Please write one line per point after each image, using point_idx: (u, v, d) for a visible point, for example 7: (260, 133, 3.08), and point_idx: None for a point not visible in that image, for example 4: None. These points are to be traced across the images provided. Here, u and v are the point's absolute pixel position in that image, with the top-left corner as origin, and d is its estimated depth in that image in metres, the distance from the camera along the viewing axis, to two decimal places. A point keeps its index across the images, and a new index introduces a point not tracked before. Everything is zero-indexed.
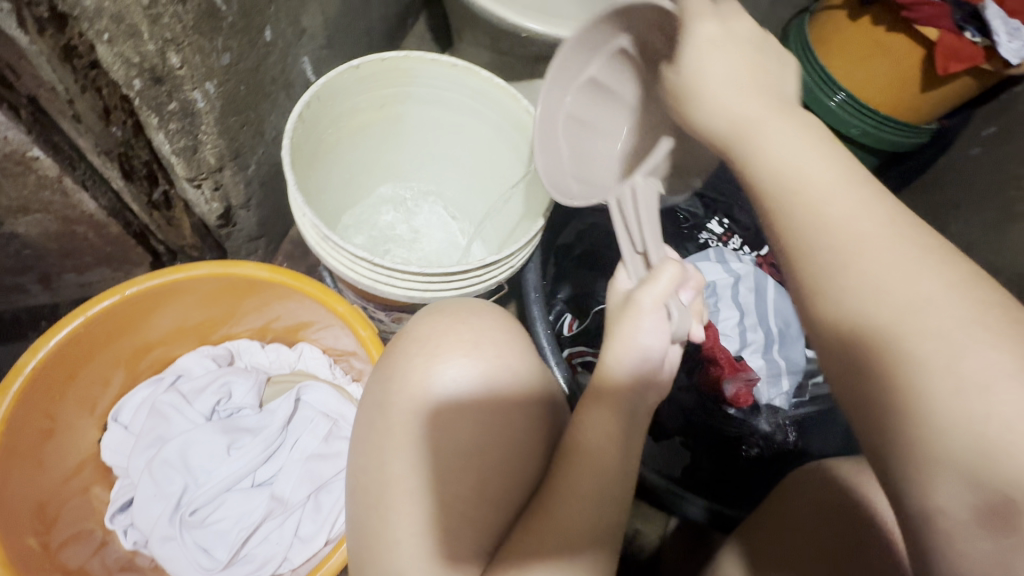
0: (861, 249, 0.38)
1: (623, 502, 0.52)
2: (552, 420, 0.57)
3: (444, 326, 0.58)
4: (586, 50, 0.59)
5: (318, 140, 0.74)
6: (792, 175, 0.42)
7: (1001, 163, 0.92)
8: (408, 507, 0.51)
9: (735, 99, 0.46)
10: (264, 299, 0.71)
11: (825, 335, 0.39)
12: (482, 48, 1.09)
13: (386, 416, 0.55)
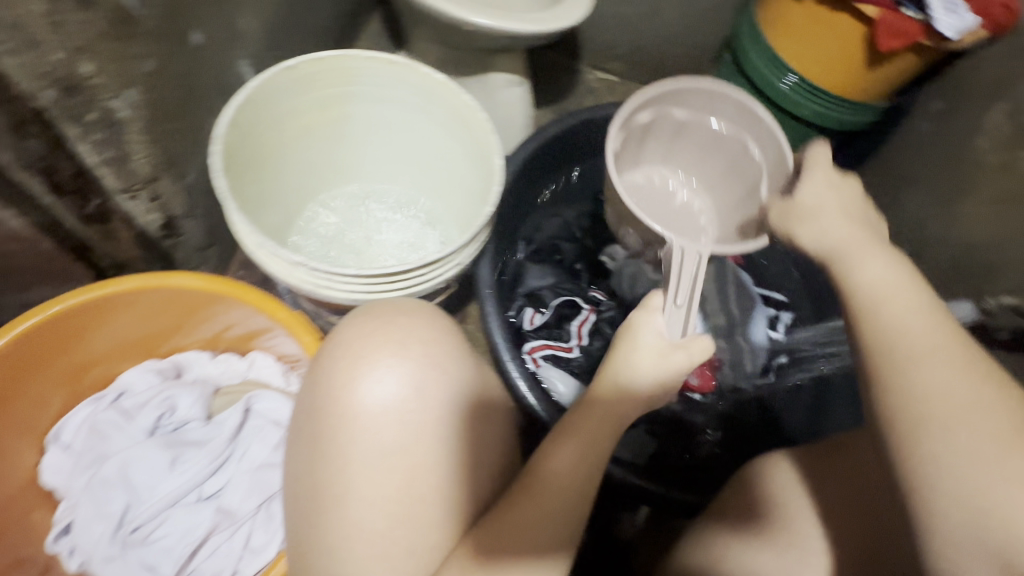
0: (931, 358, 0.43)
1: (570, 500, 0.53)
2: (484, 413, 0.59)
3: (369, 328, 0.58)
4: (690, 102, 0.84)
5: (255, 144, 0.72)
6: (880, 291, 0.49)
7: (952, 136, 0.90)
8: (340, 510, 0.52)
9: (839, 229, 0.56)
10: (206, 310, 0.70)
11: (878, 411, 0.44)
12: (435, 43, 1.07)
13: (316, 423, 0.56)
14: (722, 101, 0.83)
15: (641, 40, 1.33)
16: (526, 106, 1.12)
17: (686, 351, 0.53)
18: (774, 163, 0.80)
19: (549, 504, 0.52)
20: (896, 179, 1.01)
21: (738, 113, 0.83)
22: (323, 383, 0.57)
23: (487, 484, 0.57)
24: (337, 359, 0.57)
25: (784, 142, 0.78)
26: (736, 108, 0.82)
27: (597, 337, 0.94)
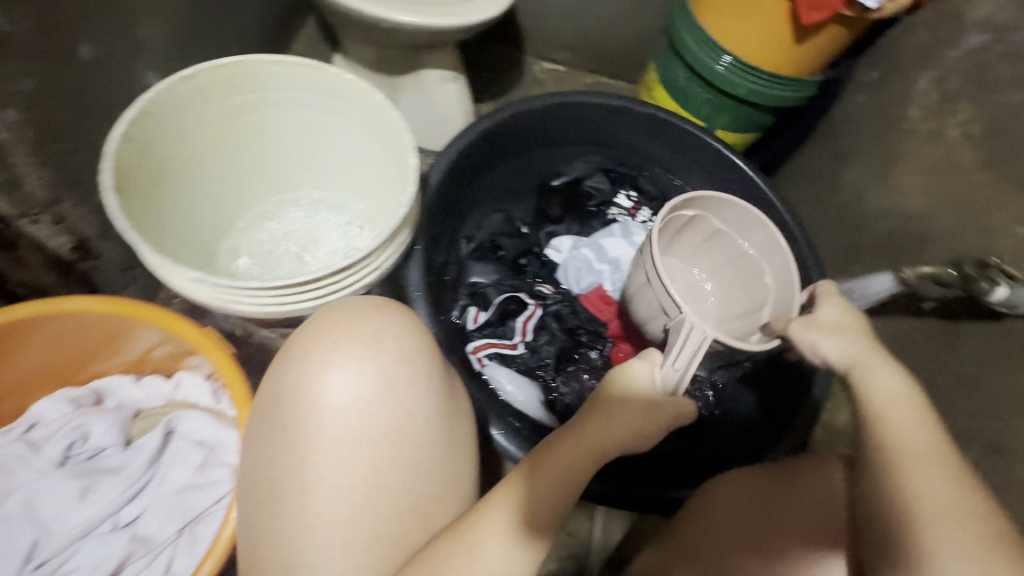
0: (920, 466, 0.49)
1: (535, 486, 0.56)
2: (442, 402, 0.60)
3: (342, 323, 0.59)
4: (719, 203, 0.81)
5: (161, 159, 0.70)
6: (887, 404, 0.52)
7: (885, 108, 0.87)
8: (301, 499, 0.53)
9: (849, 341, 0.57)
10: (118, 333, 0.67)
11: (875, 518, 0.50)
12: (364, 44, 1.05)
13: (281, 412, 0.57)
14: (733, 209, 0.81)
15: (583, 28, 1.30)
16: (465, 101, 1.14)
17: (676, 406, 0.62)
18: (784, 298, 0.76)
19: (531, 501, 0.54)
20: (835, 154, 0.98)
21: (755, 226, 0.81)
22: (293, 373, 0.57)
23: (440, 477, 0.59)
24: (308, 351, 0.58)
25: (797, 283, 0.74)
26: (767, 240, 0.80)
27: (541, 333, 0.94)
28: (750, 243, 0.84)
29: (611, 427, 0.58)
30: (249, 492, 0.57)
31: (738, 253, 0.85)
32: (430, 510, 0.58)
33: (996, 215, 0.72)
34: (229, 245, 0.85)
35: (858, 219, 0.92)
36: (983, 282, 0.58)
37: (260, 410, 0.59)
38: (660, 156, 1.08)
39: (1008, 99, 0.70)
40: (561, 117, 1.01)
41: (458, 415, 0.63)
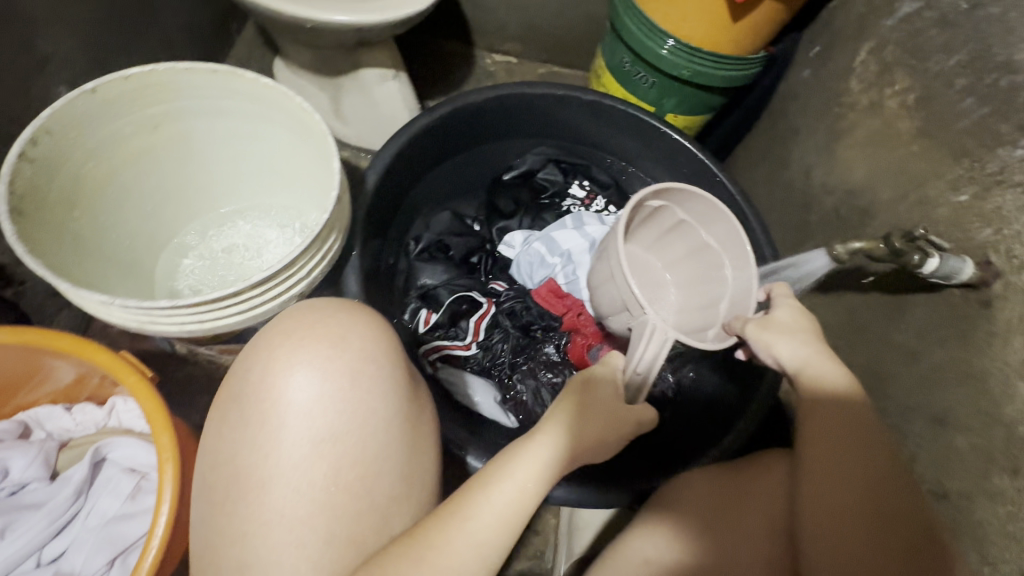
0: (871, 472, 0.51)
1: (516, 481, 0.50)
2: (408, 392, 0.54)
3: (312, 318, 0.53)
4: (684, 195, 0.76)
5: (71, 178, 0.69)
6: (838, 406, 0.53)
7: (827, 82, 0.86)
8: (257, 499, 0.47)
9: (799, 344, 0.57)
10: (34, 364, 0.66)
11: (830, 522, 0.50)
12: (299, 48, 1.04)
13: (241, 407, 0.50)
14: (694, 200, 0.75)
15: (528, 18, 1.27)
16: (409, 97, 1.11)
17: (637, 413, 0.59)
18: (741, 295, 0.72)
19: (506, 504, 0.49)
20: (785, 131, 0.96)
21: (716, 216, 0.75)
22: (257, 366, 0.51)
23: (404, 479, 0.52)
24: (274, 342, 0.51)
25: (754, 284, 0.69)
26: (728, 229, 0.75)
27: (494, 331, 0.92)
28: (711, 233, 0.78)
29: (585, 427, 0.55)
30: (203, 492, 0.50)
31: (699, 243, 0.80)
32: (394, 515, 0.51)
33: (932, 183, 0.67)
34: (167, 260, 0.85)
35: (806, 196, 0.88)
36: (914, 254, 0.58)
37: (219, 405, 0.52)
38: (611, 142, 1.06)
39: (937, 65, 0.68)
40: (504, 109, 0.99)
41: (425, 415, 0.56)
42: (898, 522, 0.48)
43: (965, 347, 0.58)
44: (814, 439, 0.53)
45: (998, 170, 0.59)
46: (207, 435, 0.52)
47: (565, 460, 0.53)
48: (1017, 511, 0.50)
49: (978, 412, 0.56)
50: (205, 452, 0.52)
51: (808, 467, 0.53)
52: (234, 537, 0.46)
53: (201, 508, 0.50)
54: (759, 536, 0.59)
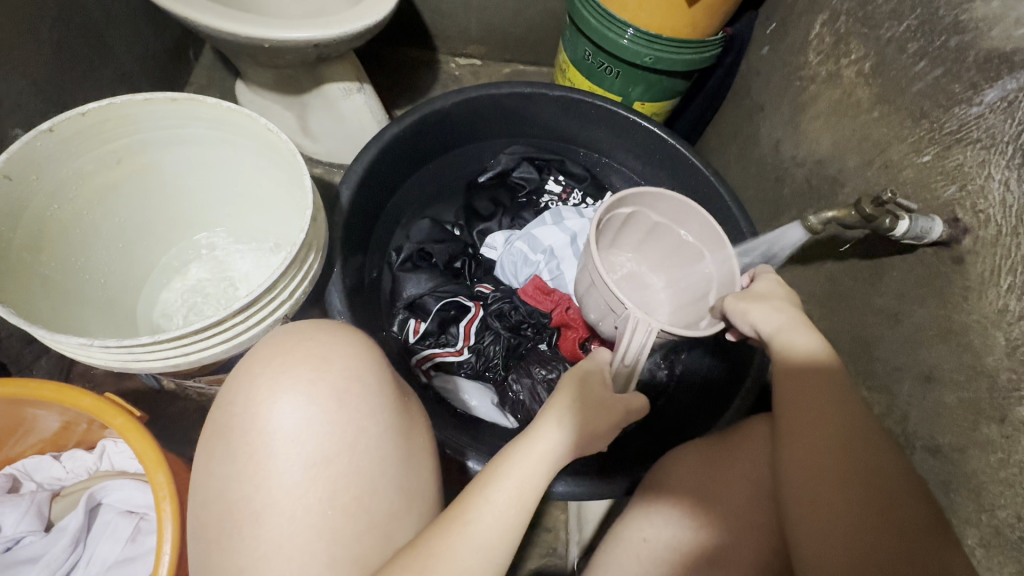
0: (852, 430, 0.52)
1: (513, 482, 0.50)
2: (399, 409, 0.54)
3: (286, 344, 0.52)
4: (657, 200, 0.80)
5: (33, 220, 0.67)
6: (815, 372, 0.55)
7: (785, 57, 0.88)
8: (252, 531, 0.45)
9: (773, 314, 0.60)
10: (17, 414, 0.64)
11: (826, 485, 0.50)
12: (260, 69, 1.03)
13: (227, 440, 0.49)
14: (665, 202, 0.80)
15: (488, 19, 1.27)
16: (375, 108, 1.11)
17: (623, 405, 0.61)
18: (725, 279, 0.74)
19: (506, 500, 0.49)
20: (751, 108, 0.97)
21: (689, 214, 0.80)
22: (239, 398, 0.50)
23: (402, 494, 0.50)
24: (255, 371, 0.50)
25: (734, 265, 0.73)
26: (703, 225, 0.79)
27: (485, 334, 0.91)
28: (688, 231, 0.83)
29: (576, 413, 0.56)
30: (196, 533, 0.48)
31: (678, 242, 0.84)
32: (396, 533, 0.49)
33: (895, 147, 0.68)
34: (145, 296, 0.84)
35: (778, 171, 0.90)
36: (885, 218, 0.59)
37: (205, 442, 0.51)
38: (583, 135, 1.06)
39: (889, 31, 0.69)
40: (473, 111, 0.99)
41: (417, 428, 0.56)
42: (877, 476, 0.49)
43: (944, 303, 0.59)
44: (794, 406, 0.55)
45: (957, 128, 0.60)
46: (196, 472, 0.51)
47: (563, 450, 0.53)
48: (1008, 457, 0.52)
49: (961, 365, 0.57)
50: (194, 491, 0.50)
51: (794, 434, 0.54)
52: (233, 573, 0.44)
53: (195, 549, 0.48)
54: (745, 504, 0.59)
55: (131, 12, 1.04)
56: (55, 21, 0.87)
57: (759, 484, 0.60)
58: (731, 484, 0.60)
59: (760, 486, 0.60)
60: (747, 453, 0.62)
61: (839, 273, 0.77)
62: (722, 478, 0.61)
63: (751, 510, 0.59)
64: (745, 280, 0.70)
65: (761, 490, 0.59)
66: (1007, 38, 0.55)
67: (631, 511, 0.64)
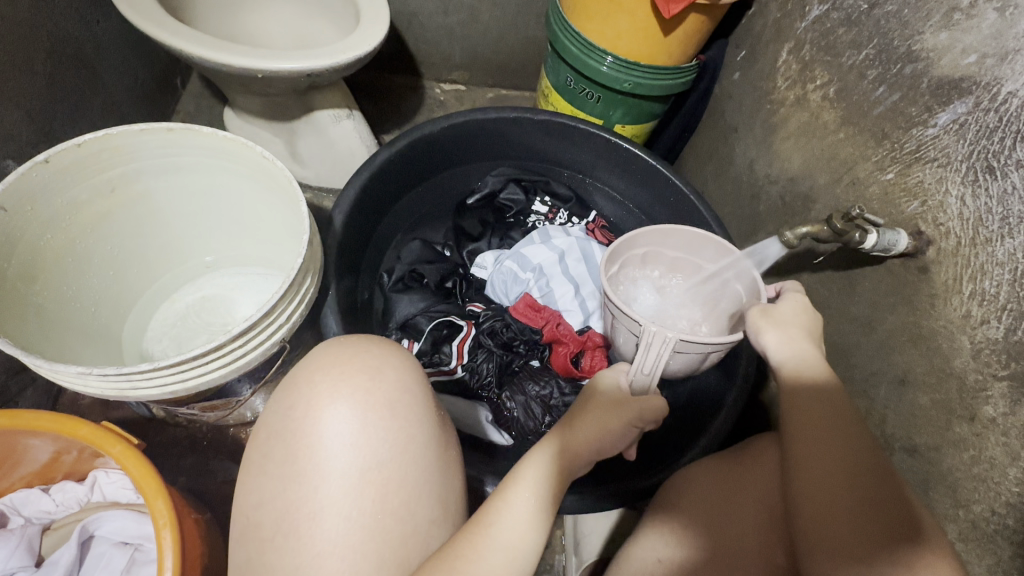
0: (847, 431, 0.53)
1: (537, 487, 0.54)
2: (441, 421, 0.57)
3: (347, 354, 0.54)
4: (665, 234, 0.82)
5: (30, 249, 0.68)
6: (806, 378, 0.57)
7: (755, 82, 0.93)
8: (309, 532, 0.47)
9: (787, 337, 0.60)
10: (10, 446, 0.65)
11: (822, 488, 0.51)
12: (249, 97, 1.05)
13: (286, 442, 0.50)
14: (675, 235, 0.82)
15: (471, 47, 1.32)
16: (364, 133, 1.13)
17: (639, 404, 0.61)
18: (747, 287, 0.73)
19: (529, 508, 0.52)
20: (726, 130, 1.02)
21: (702, 242, 0.80)
22: (300, 403, 0.51)
23: (440, 501, 0.52)
24: (315, 378, 0.52)
25: (755, 274, 0.71)
26: (717, 249, 0.79)
27: (478, 352, 0.93)
28: (707, 258, 0.82)
29: (580, 429, 0.59)
30: (246, 534, 0.50)
31: (701, 271, 0.83)
32: (432, 539, 0.51)
33: (861, 166, 0.72)
34: (135, 323, 0.84)
35: (754, 188, 0.94)
36: (855, 232, 0.63)
37: (256, 449, 0.52)
38: (567, 157, 1.10)
39: (849, 59, 0.74)
40: (461, 135, 1.02)
41: (451, 440, 0.57)
42: (870, 475, 0.51)
43: (912, 311, 0.63)
44: (791, 412, 0.56)
45: (916, 148, 0.65)
46: (245, 475, 0.52)
47: (571, 454, 0.57)
48: (979, 454, 0.55)
49: (933, 368, 0.60)
50: (243, 493, 0.51)
51: (791, 438, 0.54)
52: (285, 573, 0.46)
53: (242, 550, 0.50)
54: (750, 506, 0.62)
55: (121, 43, 1.06)
56: (46, 55, 0.89)
57: (769, 498, 0.62)
58: (743, 487, 0.64)
59: (772, 503, 0.62)
60: (758, 469, 0.64)
61: (816, 285, 0.80)
62: (733, 482, 0.65)
63: (761, 512, 0.62)
64: (771, 292, 0.70)
65: (773, 508, 0.62)
66: (955, 66, 0.59)
67: (642, 527, 0.66)
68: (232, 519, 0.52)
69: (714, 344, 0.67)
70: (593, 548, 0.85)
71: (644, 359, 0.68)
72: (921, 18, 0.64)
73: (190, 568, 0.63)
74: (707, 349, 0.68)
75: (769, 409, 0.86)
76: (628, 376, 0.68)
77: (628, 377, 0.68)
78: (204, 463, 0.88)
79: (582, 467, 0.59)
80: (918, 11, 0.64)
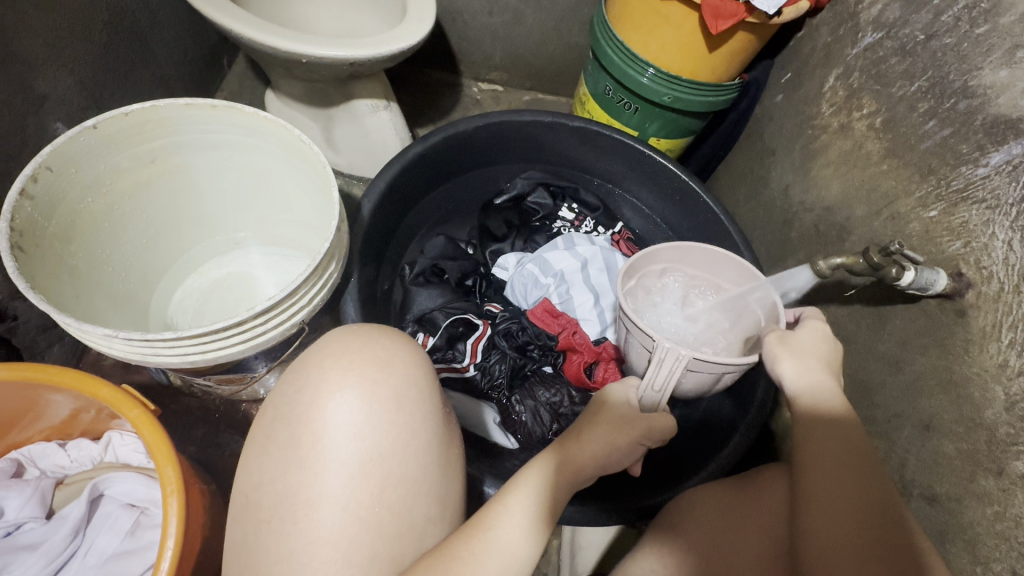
0: (861, 471, 0.51)
1: (536, 495, 0.53)
2: (447, 420, 0.56)
3: (357, 343, 0.54)
4: (684, 250, 0.80)
5: (71, 212, 0.70)
6: (825, 412, 0.55)
7: (799, 106, 0.91)
8: (305, 518, 0.47)
9: (804, 367, 0.58)
10: (32, 399, 0.67)
11: (828, 527, 0.50)
12: (291, 80, 1.07)
13: (291, 426, 0.50)
14: (694, 252, 0.80)
15: (512, 48, 1.32)
16: (399, 126, 1.14)
17: (647, 423, 0.61)
18: (767, 311, 0.72)
19: (528, 515, 0.52)
20: (764, 151, 1.00)
21: (724, 261, 0.79)
22: (308, 387, 0.51)
23: (438, 500, 0.52)
24: (324, 364, 0.52)
25: (775, 298, 0.70)
26: (738, 270, 0.78)
27: (492, 353, 0.93)
28: (727, 277, 0.81)
29: (586, 441, 0.59)
30: (244, 513, 0.50)
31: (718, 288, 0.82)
32: (428, 538, 0.51)
33: (902, 201, 0.70)
34: (162, 292, 0.86)
35: (787, 214, 0.92)
36: (891, 267, 0.61)
37: (261, 429, 0.53)
38: (598, 165, 1.09)
39: (900, 90, 0.72)
40: (495, 135, 1.02)
41: (455, 438, 0.57)
42: (883, 520, 0.49)
43: (944, 354, 0.61)
44: (804, 446, 0.54)
45: (963, 187, 0.62)
46: (249, 455, 0.53)
47: (574, 464, 0.56)
48: (1004, 511, 0.53)
49: (961, 417, 0.58)
50: (245, 472, 0.52)
51: (802, 472, 0.53)
52: (279, 558, 0.46)
53: (239, 528, 0.50)
54: (755, 536, 0.61)
55: (173, 18, 1.09)
56: (102, 24, 0.92)
57: (773, 530, 0.61)
58: (750, 515, 0.62)
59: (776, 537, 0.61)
60: (764, 499, 0.63)
61: (843, 319, 0.78)
62: (739, 508, 0.63)
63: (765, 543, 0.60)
64: (791, 318, 0.68)
65: (777, 541, 0.60)
66: (1013, 106, 0.57)
67: (638, 546, 0.65)
68: (233, 496, 0.53)
69: (730, 364, 0.66)
70: (589, 563, 0.84)
71: (655, 377, 0.69)
72: (981, 53, 0.61)
73: (191, 539, 0.64)
74: (721, 369, 0.66)
75: (781, 440, 0.84)
76: (639, 391, 0.69)
77: (639, 393, 0.70)
78: (213, 435, 0.90)
79: (585, 480, 0.58)
80: (978, 45, 0.62)
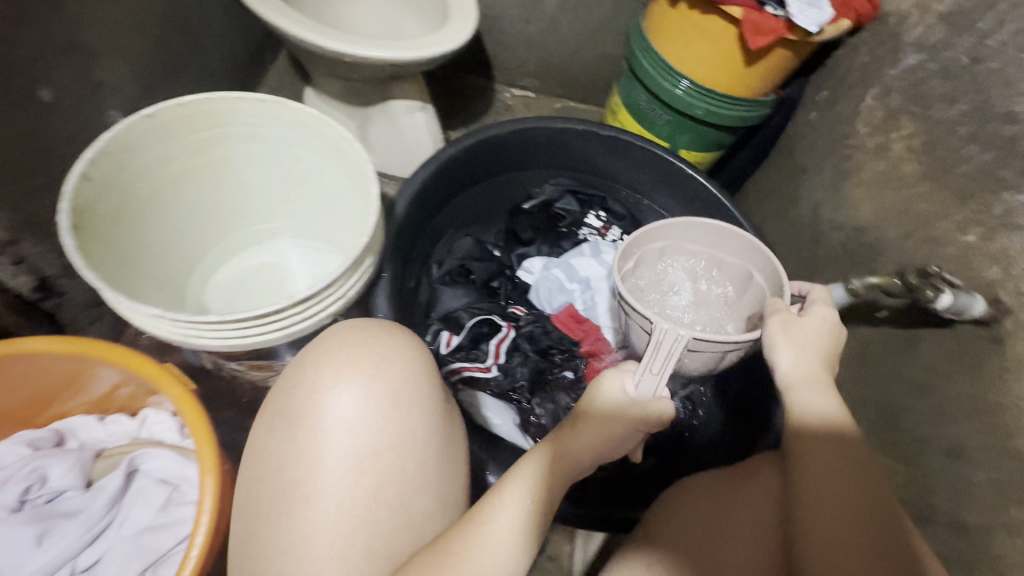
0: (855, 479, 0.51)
1: (528, 490, 0.53)
2: (447, 419, 0.58)
3: (355, 337, 0.56)
4: (684, 224, 0.78)
5: (122, 196, 0.73)
6: (821, 418, 0.54)
7: (833, 124, 0.91)
8: (303, 513, 0.48)
9: (801, 359, 0.56)
10: (79, 372, 0.70)
11: (822, 529, 0.50)
12: (330, 78, 1.10)
13: (288, 421, 0.52)
14: (696, 227, 0.78)
15: (546, 55, 1.33)
16: (433, 128, 1.17)
17: (642, 410, 0.57)
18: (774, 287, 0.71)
19: (521, 512, 0.52)
20: (794, 169, 1.00)
21: (726, 237, 0.77)
22: (304, 384, 0.53)
23: (437, 497, 0.54)
24: (321, 361, 0.54)
25: (783, 273, 0.69)
26: (742, 243, 0.76)
27: (514, 355, 0.95)
28: (729, 251, 0.79)
29: (577, 437, 0.57)
30: (247, 505, 0.52)
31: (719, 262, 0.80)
32: (426, 532, 0.53)
33: (938, 224, 0.70)
34: (198, 277, 0.89)
35: (815, 232, 0.92)
36: (927, 289, 0.61)
37: (261, 423, 0.54)
38: (623, 175, 1.10)
39: (940, 112, 0.72)
40: (526, 140, 1.03)
41: (456, 436, 0.59)
42: (878, 532, 0.49)
43: (977, 380, 0.61)
44: (798, 450, 0.54)
45: (1005, 213, 0.62)
46: (252, 447, 0.54)
47: (563, 467, 0.56)
48: None
49: (994, 445, 0.58)
50: (247, 468, 0.54)
51: (797, 474, 0.53)
52: (278, 553, 0.48)
53: (242, 522, 0.52)
54: (749, 528, 0.60)
55: (222, 14, 1.13)
56: (158, 17, 0.96)
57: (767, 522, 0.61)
58: (743, 506, 0.62)
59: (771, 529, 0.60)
60: (755, 491, 0.63)
61: (870, 340, 0.78)
62: (732, 501, 0.63)
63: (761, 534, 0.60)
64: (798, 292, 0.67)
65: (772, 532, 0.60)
66: None
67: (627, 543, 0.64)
68: (237, 491, 0.54)
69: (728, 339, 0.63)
70: None
71: (650, 364, 0.58)
72: None
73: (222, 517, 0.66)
74: (722, 347, 0.64)
75: None
76: (635, 381, 0.58)
77: (634, 389, 0.57)
78: (239, 420, 0.92)
79: (578, 474, 0.58)
80: None
